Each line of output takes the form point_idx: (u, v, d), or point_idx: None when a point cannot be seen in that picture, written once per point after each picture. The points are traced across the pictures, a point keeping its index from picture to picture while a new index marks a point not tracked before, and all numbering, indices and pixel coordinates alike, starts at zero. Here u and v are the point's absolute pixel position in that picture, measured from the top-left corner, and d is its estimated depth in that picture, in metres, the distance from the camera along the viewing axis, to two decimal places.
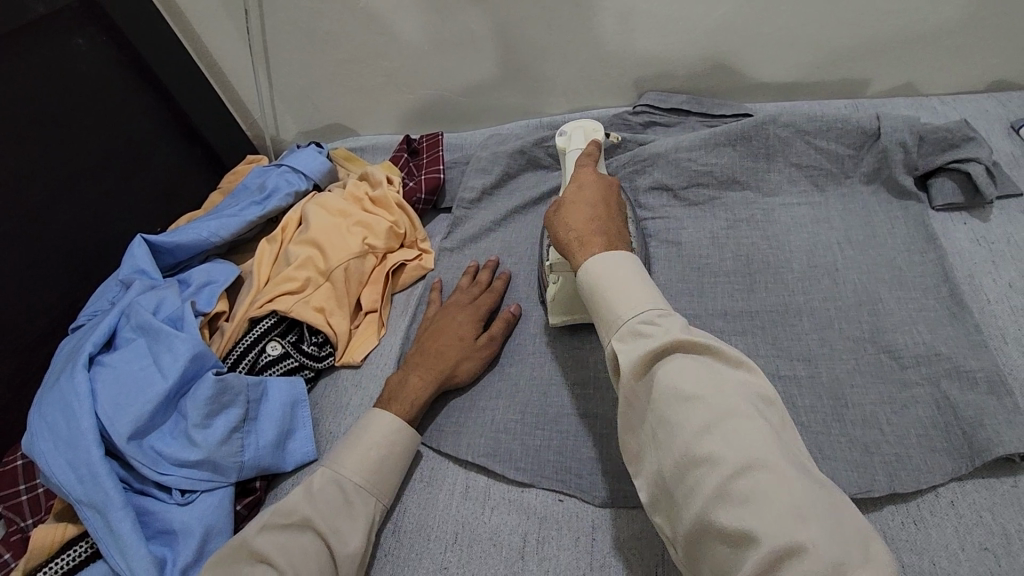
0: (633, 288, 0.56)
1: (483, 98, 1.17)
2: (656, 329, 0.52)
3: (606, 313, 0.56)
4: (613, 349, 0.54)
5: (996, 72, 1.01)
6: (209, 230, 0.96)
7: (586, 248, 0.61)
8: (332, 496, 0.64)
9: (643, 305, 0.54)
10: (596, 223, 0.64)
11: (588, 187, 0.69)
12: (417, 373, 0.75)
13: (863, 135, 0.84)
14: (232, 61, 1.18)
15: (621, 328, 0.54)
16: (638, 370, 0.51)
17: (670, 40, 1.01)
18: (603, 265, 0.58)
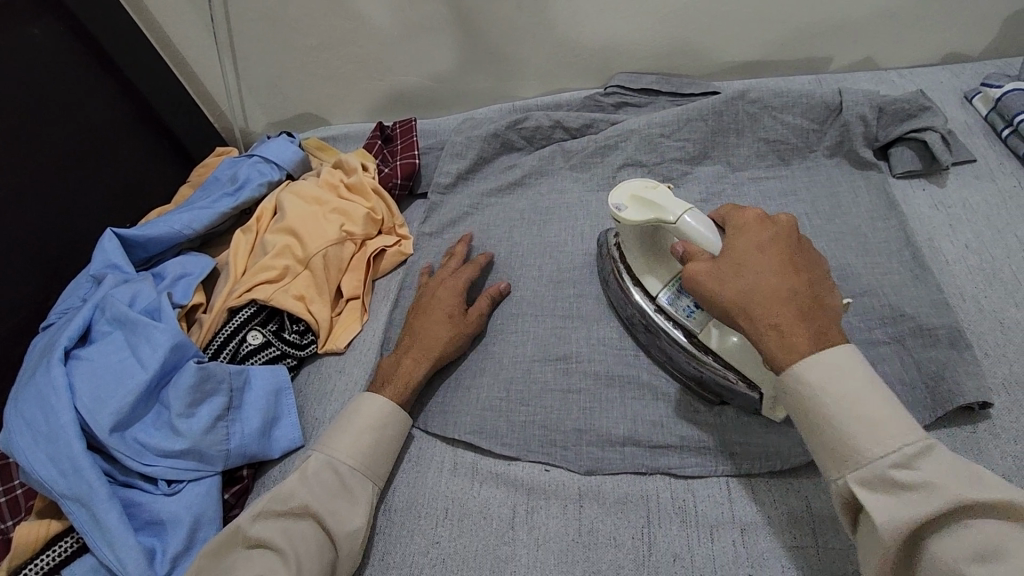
0: (873, 408, 0.47)
1: (456, 83, 1.17)
2: (916, 478, 0.43)
3: (839, 446, 0.47)
4: (849, 489, 0.46)
5: (949, 44, 1.04)
6: (181, 223, 0.95)
7: (786, 344, 0.51)
8: (326, 481, 0.64)
9: (893, 438, 0.45)
10: (794, 305, 0.52)
11: (768, 242, 0.57)
12: (409, 355, 0.75)
13: (826, 109, 0.87)
14: (196, 52, 1.16)
15: (861, 468, 0.45)
16: (900, 537, 0.43)
17: (638, 20, 1.02)
18: (812, 370, 0.49)
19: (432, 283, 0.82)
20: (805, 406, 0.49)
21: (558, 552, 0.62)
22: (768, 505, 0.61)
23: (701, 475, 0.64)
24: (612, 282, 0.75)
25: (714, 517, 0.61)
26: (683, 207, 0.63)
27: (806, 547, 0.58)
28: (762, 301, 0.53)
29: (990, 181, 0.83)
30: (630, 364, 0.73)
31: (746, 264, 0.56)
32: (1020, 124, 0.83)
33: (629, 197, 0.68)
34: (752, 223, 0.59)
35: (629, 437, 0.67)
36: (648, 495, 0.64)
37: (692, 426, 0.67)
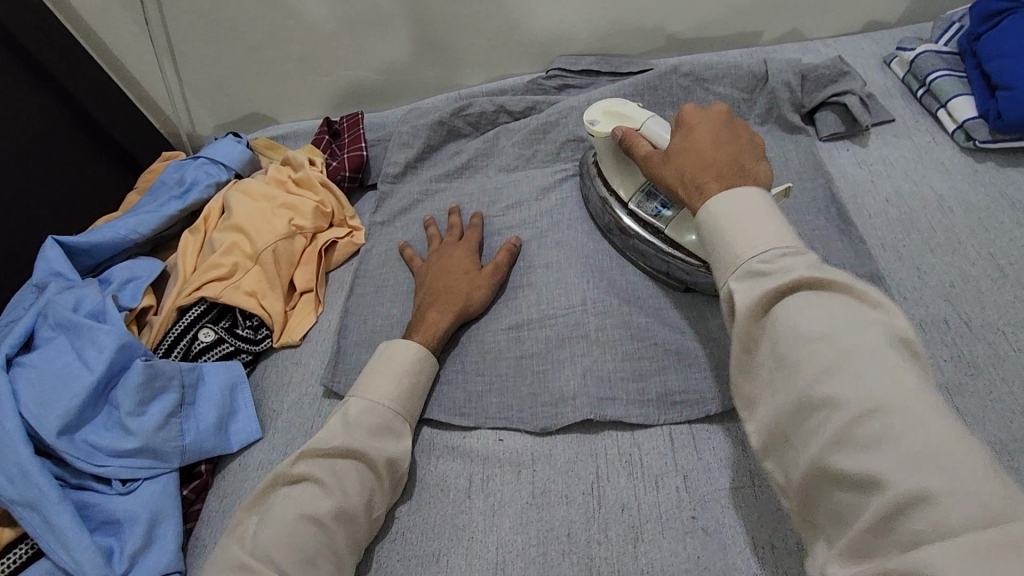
0: (760, 224, 0.51)
1: (401, 75, 1.17)
2: (779, 266, 0.48)
3: (723, 250, 0.52)
4: (729, 294, 0.50)
5: (869, 13, 1.09)
6: (126, 228, 0.94)
7: (701, 195, 0.57)
8: (377, 424, 0.65)
9: (769, 241, 0.49)
10: (711, 166, 0.59)
11: (707, 127, 0.62)
12: (435, 308, 0.76)
13: (754, 78, 0.91)
14: (135, 56, 1.14)
15: (739, 267, 0.50)
16: (752, 307, 0.47)
17: (573, 3, 1.05)
18: (722, 203, 0.53)
19: (440, 249, 0.84)
20: (702, 231, 0.55)
21: (513, 515, 0.64)
22: (708, 452, 0.64)
23: (648, 429, 0.67)
24: (592, 197, 0.83)
25: (658, 468, 0.64)
26: (649, 116, 0.73)
27: (744, 487, 0.61)
28: (689, 173, 0.60)
29: (907, 138, 0.87)
30: (578, 330, 0.75)
31: (680, 150, 0.63)
32: (932, 83, 0.88)
33: (603, 110, 0.78)
34: (687, 113, 0.65)
35: (579, 391, 0.70)
36: (597, 453, 0.66)
37: (638, 386, 0.69)
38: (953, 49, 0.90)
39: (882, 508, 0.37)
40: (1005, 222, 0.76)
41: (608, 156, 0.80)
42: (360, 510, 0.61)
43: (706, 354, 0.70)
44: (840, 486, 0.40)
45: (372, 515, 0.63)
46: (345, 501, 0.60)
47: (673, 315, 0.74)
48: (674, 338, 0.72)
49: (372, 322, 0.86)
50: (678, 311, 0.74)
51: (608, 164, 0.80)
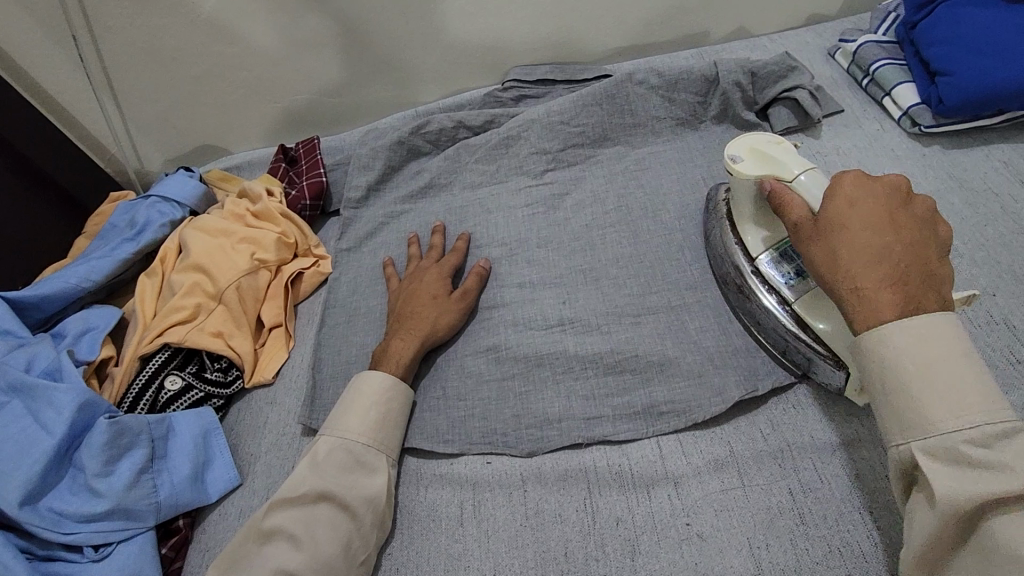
0: (947, 387, 0.46)
1: (354, 95, 1.15)
2: (995, 459, 0.44)
3: (910, 414, 0.47)
4: (912, 457, 0.47)
5: (808, 7, 1.12)
6: (77, 276, 0.90)
7: (868, 302, 0.50)
8: (343, 461, 0.65)
9: (971, 407, 0.45)
10: (888, 266, 0.51)
11: (879, 207, 0.54)
12: (399, 337, 0.75)
13: (706, 81, 0.93)
14: (73, 96, 1.08)
15: (930, 436, 0.46)
16: (958, 505, 0.44)
17: (522, 14, 1.05)
18: (902, 336, 0.48)
19: (415, 270, 0.83)
20: (869, 355, 0.49)
21: (508, 540, 0.63)
22: (696, 456, 0.64)
23: (634, 438, 0.66)
24: (716, 241, 0.74)
25: (649, 477, 0.64)
26: (806, 167, 0.63)
27: (735, 488, 0.61)
28: (857, 265, 0.52)
29: (857, 127, 0.89)
30: (557, 344, 0.74)
31: (836, 224, 0.55)
32: (875, 72, 0.91)
33: (750, 147, 0.68)
34: (853, 181, 0.56)
35: (565, 414, 0.69)
36: (586, 468, 0.66)
37: (621, 396, 0.69)
38: (891, 38, 0.94)
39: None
40: (955, 203, 0.77)
41: (746, 201, 0.70)
42: (342, 558, 0.59)
43: (685, 358, 0.70)
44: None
45: (359, 556, 0.61)
46: (319, 552, 0.59)
47: (650, 321, 0.74)
48: (652, 344, 0.72)
49: (347, 353, 0.84)
50: (655, 318, 0.74)
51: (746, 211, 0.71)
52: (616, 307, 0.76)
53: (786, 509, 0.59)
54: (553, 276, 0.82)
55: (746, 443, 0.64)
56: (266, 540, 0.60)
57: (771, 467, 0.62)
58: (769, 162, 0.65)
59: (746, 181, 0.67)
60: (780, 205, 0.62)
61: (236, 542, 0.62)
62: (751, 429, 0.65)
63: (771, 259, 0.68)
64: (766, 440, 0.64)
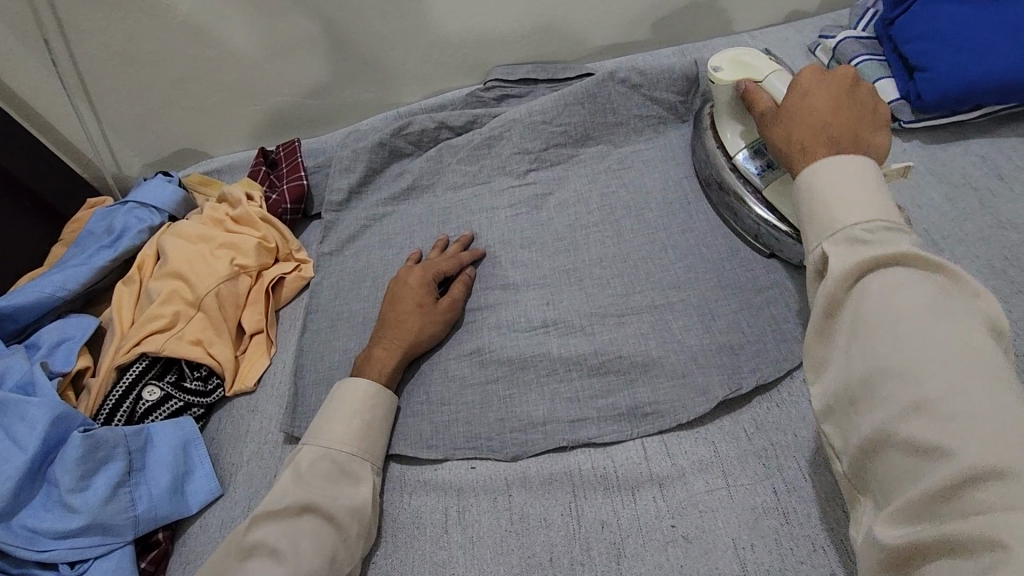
0: (859, 197, 0.48)
1: (335, 97, 1.14)
2: (878, 238, 0.45)
3: (823, 219, 0.49)
4: (822, 255, 0.48)
5: (789, 4, 1.12)
6: (52, 286, 0.88)
7: (805, 156, 0.53)
8: (326, 471, 0.64)
9: (869, 214, 0.47)
10: (824, 128, 0.53)
11: (828, 91, 0.56)
12: (382, 345, 0.74)
13: (687, 79, 0.93)
14: (45, 102, 1.06)
15: (837, 235, 0.47)
16: (845, 270, 0.45)
17: (503, 13, 1.04)
18: (827, 170, 0.50)
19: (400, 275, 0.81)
20: (801, 195, 0.51)
21: (493, 546, 0.62)
22: (680, 457, 0.64)
23: (619, 440, 0.66)
24: (701, 147, 0.83)
25: (634, 479, 0.63)
26: (775, 70, 0.71)
27: (719, 489, 0.61)
28: (801, 136, 0.54)
29: None
30: (541, 345, 0.74)
31: (789, 105, 0.58)
32: (856, 68, 0.91)
33: (732, 57, 0.75)
34: (806, 75, 0.59)
35: (549, 417, 0.69)
36: (571, 471, 0.65)
37: (605, 398, 0.69)
38: (871, 34, 0.94)
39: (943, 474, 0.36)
40: (935, 198, 0.78)
41: (726, 106, 0.78)
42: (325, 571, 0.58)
43: (669, 358, 0.70)
44: (901, 454, 0.39)
45: (342, 568, 0.60)
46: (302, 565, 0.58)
47: (634, 321, 0.74)
48: (636, 345, 0.71)
49: (330, 358, 0.83)
50: (639, 318, 0.74)
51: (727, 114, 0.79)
52: (600, 307, 0.76)
53: (771, 509, 0.59)
54: (536, 277, 0.81)
55: (730, 442, 0.64)
56: (248, 554, 0.59)
57: (755, 466, 0.62)
58: (744, 67, 0.73)
59: (725, 87, 0.75)
60: (753, 106, 0.68)
61: (217, 557, 0.61)
62: (735, 428, 0.65)
63: (747, 156, 0.77)
64: (750, 439, 0.63)
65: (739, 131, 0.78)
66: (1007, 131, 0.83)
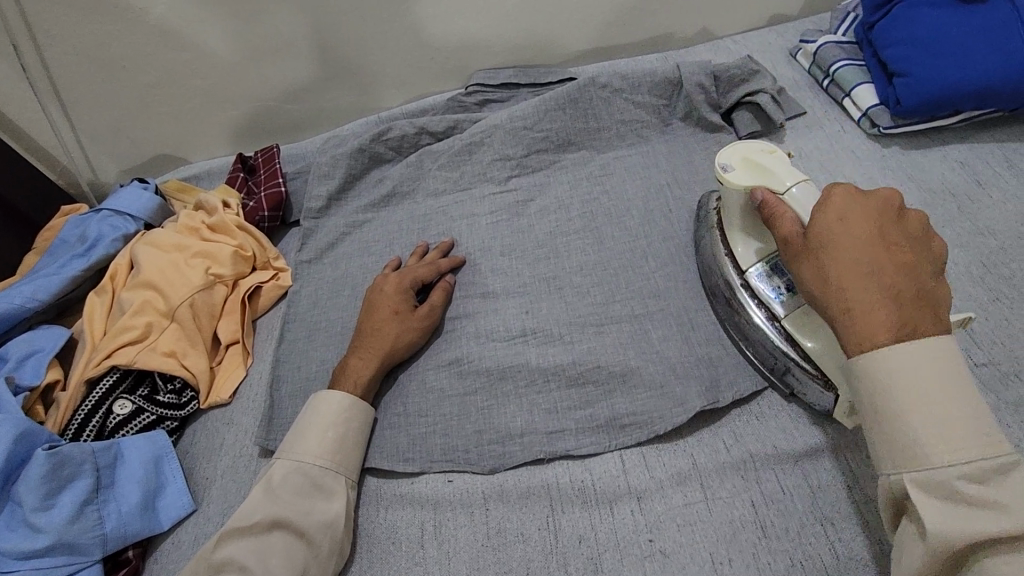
0: (928, 404, 0.45)
1: (315, 101, 1.13)
2: (970, 468, 0.43)
3: (901, 440, 0.46)
4: (905, 491, 0.46)
5: (771, 8, 1.12)
6: (21, 297, 0.86)
7: (860, 320, 0.49)
8: (299, 486, 0.63)
9: (950, 429, 0.44)
10: (879, 281, 0.49)
11: (870, 218, 0.52)
12: (358, 354, 0.73)
13: (669, 84, 0.92)
14: (17, 108, 1.04)
15: (920, 475, 0.45)
16: (936, 519, 0.44)
17: (485, 17, 1.03)
18: (893, 359, 0.47)
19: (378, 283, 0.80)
20: (865, 383, 0.48)
21: (469, 561, 0.61)
22: (659, 469, 0.63)
23: (597, 452, 0.65)
24: (708, 250, 0.73)
25: (612, 492, 0.63)
26: (797, 179, 0.61)
27: (697, 502, 0.60)
28: (851, 284, 0.50)
29: (818, 129, 0.89)
30: (519, 356, 0.73)
31: (826, 237, 0.53)
32: (835, 73, 0.91)
33: (743, 156, 0.65)
34: (843, 195, 0.54)
35: (527, 429, 0.68)
36: (549, 484, 0.64)
37: (584, 409, 0.68)
38: (851, 39, 0.94)
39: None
40: (914, 203, 0.77)
41: (737, 215, 0.68)
42: None
43: (647, 368, 0.69)
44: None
45: None
46: None
47: (614, 331, 0.73)
48: (615, 355, 0.71)
49: (306, 369, 0.81)
50: (618, 327, 0.73)
51: (736, 224, 0.69)
52: (580, 316, 0.75)
53: (749, 523, 0.58)
54: (516, 285, 0.81)
55: (708, 454, 0.63)
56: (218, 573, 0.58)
57: (733, 479, 0.61)
58: (762, 172, 0.63)
59: (737, 192, 0.65)
60: (771, 221, 0.60)
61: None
62: (714, 439, 0.64)
63: (762, 273, 0.66)
64: (729, 451, 0.63)
65: (751, 243, 0.68)
66: (985, 136, 0.83)
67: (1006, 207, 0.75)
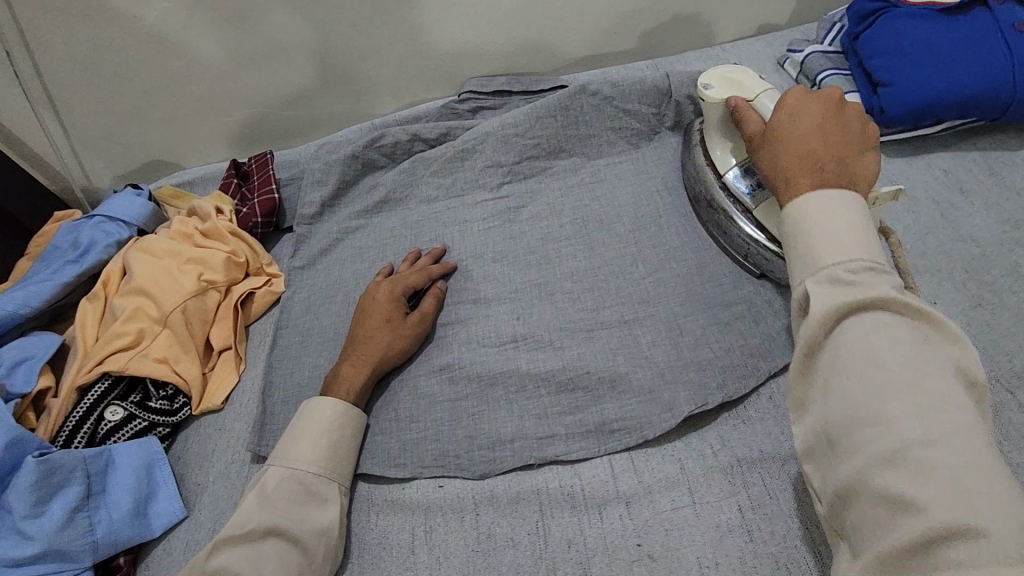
0: (835, 231, 0.49)
1: (309, 108, 1.13)
2: (861, 279, 0.46)
3: (807, 256, 0.50)
4: (804, 294, 0.49)
5: (760, 17, 1.14)
6: (13, 304, 0.86)
7: (792, 182, 0.55)
8: (292, 492, 0.63)
9: (853, 251, 0.48)
10: (811, 154, 0.55)
11: (815, 111, 0.58)
12: (350, 362, 0.73)
13: (659, 92, 0.93)
14: (10, 115, 1.04)
15: (821, 272, 0.48)
16: (827, 312, 0.46)
17: (477, 25, 1.04)
18: (814, 201, 0.52)
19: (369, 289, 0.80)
20: (787, 223, 0.53)
21: (459, 567, 0.62)
22: (647, 474, 0.64)
23: (587, 457, 0.66)
24: (693, 165, 0.82)
25: (600, 497, 0.63)
26: (765, 90, 0.72)
27: (685, 506, 0.61)
28: (790, 159, 0.56)
29: None
30: (510, 361, 0.74)
31: (779, 126, 0.60)
32: (822, 82, 0.92)
33: (722, 76, 0.75)
34: (796, 93, 0.61)
35: (518, 434, 0.68)
36: (539, 489, 0.65)
37: (574, 415, 0.69)
38: (838, 49, 0.95)
39: (915, 532, 0.38)
40: (899, 210, 0.79)
41: (715, 125, 0.78)
42: None
43: (636, 373, 0.70)
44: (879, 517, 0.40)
45: None
46: None
47: (604, 336, 0.74)
48: (605, 360, 0.72)
49: (299, 375, 0.82)
50: (608, 332, 0.74)
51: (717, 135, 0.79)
52: (571, 322, 0.76)
53: (735, 527, 0.59)
54: (508, 290, 0.81)
55: (696, 458, 0.64)
56: None
57: (720, 483, 0.62)
58: (736, 86, 0.73)
59: (715, 105, 0.75)
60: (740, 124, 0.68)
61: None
62: (702, 444, 0.65)
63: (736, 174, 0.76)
64: (717, 456, 0.64)
65: (728, 150, 0.78)
66: (968, 145, 0.84)
67: (988, 215, 0.76)
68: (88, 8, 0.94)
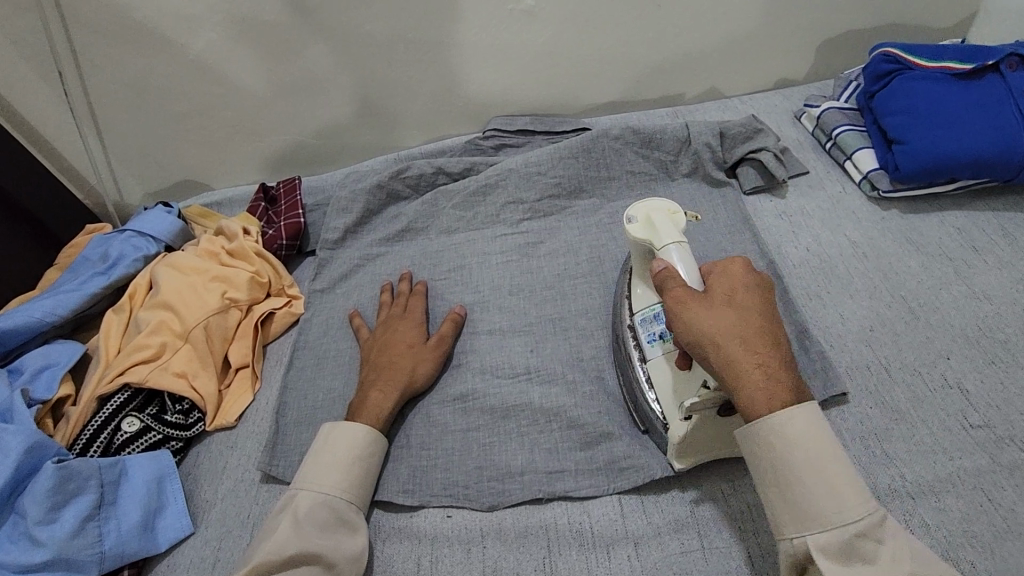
0: (825, 469, 0.51)
1: (339, 138, 1.18)
2: (876, 559, 0.49)
3: (803, 506, 0.51)
4: (807, 551, 0.50)
5: (777, 72, 1.18)
6: (41, 310, 0.89)
7: (753, 393, 0.53)
8: (319, 517, 0.63)
9: (857, 509, 0.50)
10: (757, 356, 0.53)
11: (749, 296, 0.57)
12: (376, 389, 0.74)
13: (678, 141, 0.95)
14: (56, 128, 1.08)
15: (825, 529, 0.50)
16: None
17: (506, 69, 1.09)
18: (785, 427, 0.51)
19: (388, 319, 0.83)
20: (769, 447, 0.52)
21: None
22: (657, 515, 0.64)
23: (596, 494, 0.66)
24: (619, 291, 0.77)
25: (609, 536, 0.63)
26: (676, 241, 0.65)
27: (694, 550, 0.61)
28: (741, 358, 0.53)
29: (821, 189, 0.93)
30: (523, 394, 0.74)
31: (718, 311, 0.56)
32: (837, 137, 0.94)
33: (646, 213, 0.69)
34: (732, 277, 0.58)
35: (528, 467, 0.69)
36: (547, 525, 0.65)
37: (585, 451, 0.69)
38: (853, 105, 0.98)
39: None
40: (912, 265, 0.80)
41: (638, 264, 0.71)
42: None
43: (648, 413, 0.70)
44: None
45: None
46: None
47: (615, 372, 0.75)
48: (615, 397, 0.72)
49: (313, 397, 0.83)
50: (620, 369, 0.75)
51: (638, 266, 0.71)
52: (581, 358, 0.77)
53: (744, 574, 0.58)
54: (523, 324, 0.82)
55: (706, 503, 0.64)
56: None
57: (730, 529, 0.62)
58: (651, 230, 0.67)
59: (635, 244, 0.69)
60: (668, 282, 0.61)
61: None
62: (712, 488, 0.65)
63: (644, 317, 0.69)
64: (726, 501, 0.64)
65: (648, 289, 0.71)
66: (980, 204, 0.86)
67: (1001, 273, 0.77)
68: (139, 35, 0.99)
